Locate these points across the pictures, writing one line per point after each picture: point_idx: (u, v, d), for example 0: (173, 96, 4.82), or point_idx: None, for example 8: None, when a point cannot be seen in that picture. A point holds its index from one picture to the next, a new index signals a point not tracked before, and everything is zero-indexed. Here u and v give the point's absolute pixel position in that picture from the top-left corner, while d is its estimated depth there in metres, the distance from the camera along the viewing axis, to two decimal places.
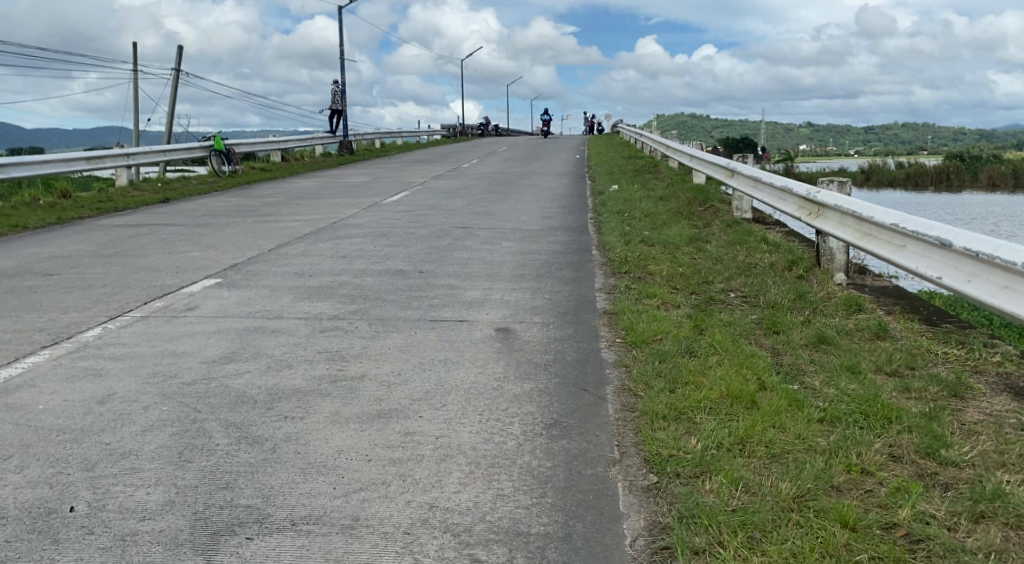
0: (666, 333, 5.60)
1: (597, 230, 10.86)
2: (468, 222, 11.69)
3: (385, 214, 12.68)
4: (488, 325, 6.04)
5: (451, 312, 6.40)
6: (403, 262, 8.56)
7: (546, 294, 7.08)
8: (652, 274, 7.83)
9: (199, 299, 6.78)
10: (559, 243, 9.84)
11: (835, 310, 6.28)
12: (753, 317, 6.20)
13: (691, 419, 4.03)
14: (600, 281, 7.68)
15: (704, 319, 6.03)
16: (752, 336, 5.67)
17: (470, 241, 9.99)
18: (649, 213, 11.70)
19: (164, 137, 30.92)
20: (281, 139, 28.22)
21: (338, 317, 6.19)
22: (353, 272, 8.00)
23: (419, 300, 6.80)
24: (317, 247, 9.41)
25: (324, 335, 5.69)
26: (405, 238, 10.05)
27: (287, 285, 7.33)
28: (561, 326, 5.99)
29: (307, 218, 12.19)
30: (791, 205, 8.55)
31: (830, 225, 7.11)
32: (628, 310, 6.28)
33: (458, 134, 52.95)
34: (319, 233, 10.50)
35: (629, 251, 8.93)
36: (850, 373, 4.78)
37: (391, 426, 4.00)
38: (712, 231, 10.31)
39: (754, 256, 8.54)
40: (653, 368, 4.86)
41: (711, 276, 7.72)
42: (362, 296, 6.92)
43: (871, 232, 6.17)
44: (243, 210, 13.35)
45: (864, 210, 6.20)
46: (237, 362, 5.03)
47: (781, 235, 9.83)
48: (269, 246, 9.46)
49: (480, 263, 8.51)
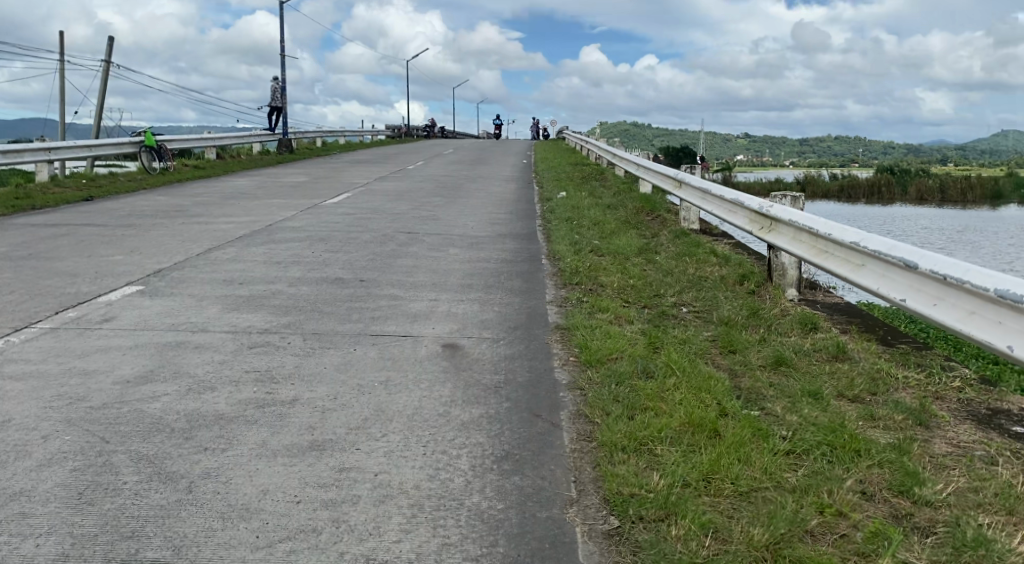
0: (621, 352, 5.31)
1: (546, 238, 10.58)
2: (412, 226, 11.29)
3: (324, 217, 12.19)
4: (433, 340, 5.69)
5: (393, 326, 6.03)
6: (342, 269, 8.14)
7: (494, 307, 6.75)
8: (603, 287, 7.57)
9: (118, 309, 6.26)
10: (506, 251, 9.53)
11: (790, 328, 6.07)
12: (708, 335, 5.95)
13: (651, 451, 3.72)
14: (550, 293, 7.39)
15: (659, 336, 5.76)
16: (708, 356, 5.41)
17: (414, 247, 9.61)
18: (598, 222, 11.48)
19: (92, 130, 29.66)
20: (217, 135, 27.31)
21: (269, 332, 5.76)
22: (288, 280, 7.56)
23: (358, 312, 6.41)
24: (250, 252, 8.91)
25: (254, 352, 5.27)
26: (345, 244, 9.61)
27: (215, 294, 6.85)
28: (510, 343, 5.66)
29: (240, 220, 11.63)
30: (742, 218, 8.38)
31: (784, 240, 6.93)
32: (580, 325, 5.98)
33: (401, 135, 52.26)
34: (253, 237, 9.98)
35: (578, 261, 8.68)
36: (811, 398, 4.53)
37: (325, 461, 3.63)
38: (662, 242, 10.13)
39: (705, 269, 8.36)
40: (609, 392, 4.55)
41: (663, 289, 7.50)
42: (297, 307, 6.50)
43: (827, 249, 5.99)
44: (173, 210, 12.70)
45: (821, 226, 6.02)
46: (155, 383, 4.58)
47: (729, 247, 9.70)
48: (198, 250, 8.92)
49: (424, 272, 8.13)
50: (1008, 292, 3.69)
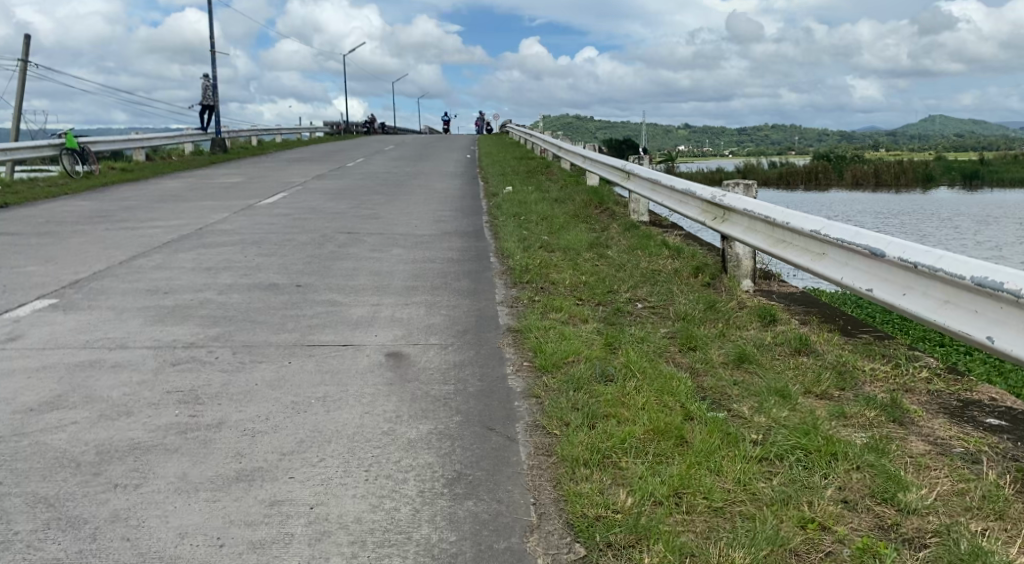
0: (577, 355, 5.00)
1: (493, 235, 10.25)
2: (352, 226, 10.84)
3: (259, 219, 11.65)
4: (376, 349, 5.30)
5: (331, 335, 5.62)
6: (277, 274, 7.67)
7: (441, 310, 6.39)
8: (554, 284, 7.26)
9: (27, 326, 5.73)
10: (452, 250, 9.16)
11: (749, 322, 5.83)
12: (667, 333, 5.67)
13: (617, 465, 3.41)
14: (499, 292, 7.06)
15: (615, 336, 5.47)
16: (667, 355, 5.14)
17: (355, 248, 9.18)
18: (545, 217, 11.19)
19: (12, 135, 28.32)
20: (147, 136, 26.29)
21: (195, 346, 5.31)
22: (218, 287, 7.07)
23: (294, 321, 5.98)
24: (177, 259, 8.37)
25: (178, 369, 4.81)
26: (280, 247, 9.13)
27: (137, 306, 6.35)
28: (460, 348, 5.31)
29: (168, 224, 11.02)
30: (693, 209, 8.14)
31: (738, 230, 6.70)
32: (533, 327, 5.66)
33: (340, 133, 51.29)
34: (181, 242, 9.43)
35: (527, 258, 8.36)
36: (779, 398, 4.26)
37: (253, 494, 3.23)
38: (611, 235, 9.89)
39: (657, 262, 8.10)
40: (568, 400, 4.22)
41: (616, 284, 7.22)
42: (227, 318, 6.04)
43: (785, 238, 5.76)
44: (97, 215, 12.01)
45: (778, 215, 5.78)
46: (62, 410, 4.11)
47: (680, 239, 9.48)
48: (120, 258, 8.35)
49: (365, 275, 7.71)
50: (986, 279, 3.45)
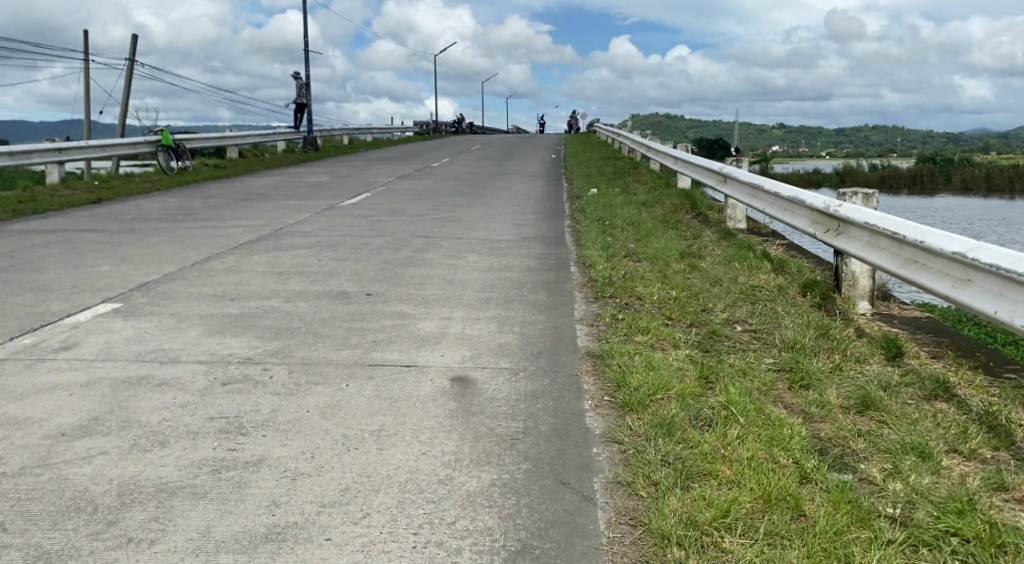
0: (667, 391, 4.35)
1: (576, 241, 9.63)
2: (431, 229, 10.40)
3: (338, 219, 11.37)
4: (441, 371, 4.78)
5: (396, 353, 5.13)
6: (348, 281, 7.26)
7: (516, 327, 5.83)
8: (642, 300, 6.61)
9: (83, 334, 5.44)
10: (533, 257, 8.62)
11: (870, 354, 5.06)
12: (772, 365, 4.96)
13: (718, 546, 2.78)
14: (580, 308, 6.46)
15: (711, 367, 4.80)
16: (774, 395, 4.44)
17: (431, 253, 8.74)
18: (632, 222, 10.51)
19: (115, 131, 29.26)
20: (241, 133, 26.75)
21: (251, 361, 4.91)
22: (285, 295, 6.69)
23: (358, 335, 5.52)
24: (250, 261, 8.09)
25: (227, 389, 4.39)
26: (355, 251, 8.76)
27: (199, 314, 6.01)
28: (533, 375, 4.75)
29: (248, 224, 10.84)
30: (800, 219, 7.33)
31: (856, 246, 5.89)
32: (617, 352, 5.04)
33: (429, 132, 51.46)
34: (258, 243, 9.17)
35: (612, 268, 7.72)
36: (917, 461, 3.54)
37: (282, 560, 2.74)
38: (705, 244, 9.13)
39: (757, 276, 7.35)
40: (658, 449, 3.61)
41: (712, 302, 6.51)
42: (289, 329, 5.64)
43: (916, 258, 4.94)
44: (181, 213, 11.96)
45: (909, 232, 4.97)
46: (95, 436, 3.73)
47: (782, 250, 8.66)
48: (194, 260, 8.13)
49: (439, 284, 7.22)
50: None
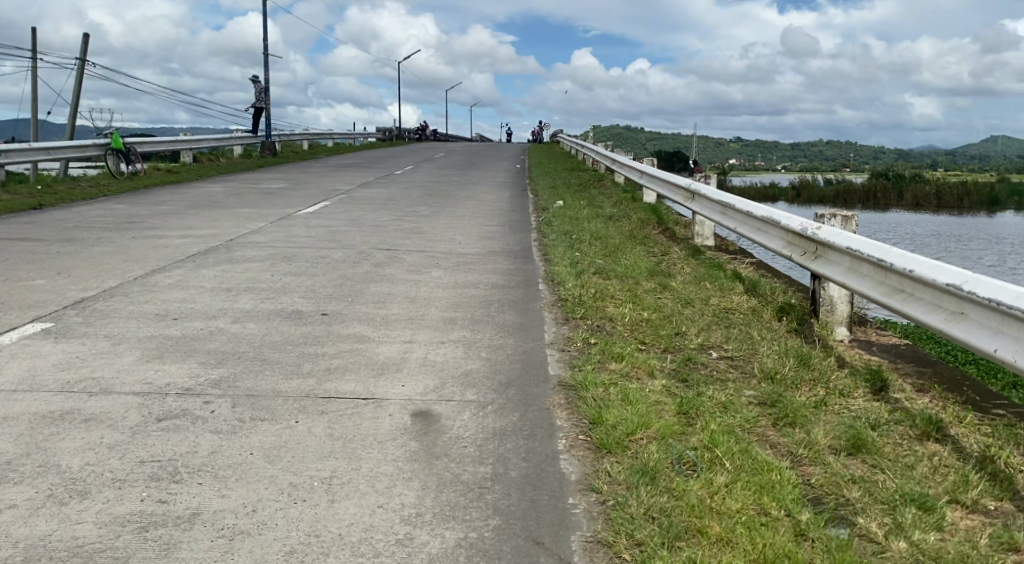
0: (646, 429, 4.03)
1: (542, 257, 9.31)
2: (392, 242, 10.00)
3: (294, 230, 10.90)
4: (401, 405, 4.41)
5: (352, 384, 4.74)
6: (302, 299, 6.84)
7: (482, 352, 5.48)
8: (613, 323, 6.30)
9: (6, 359, 4.96)
10: (498, 273, 8.28)
11: (855, 387, 4.80)
12: (752, 398, 4.67)
13: None
14: (549, 330, 6.14)
15: (691, 400, 4.49)
16: (758, 433, 4.15)
17: (392, 268, 8.34)
18: (600, 237, 10.22)
19: (64, 133, 28.26)
20: (196, 137, 25.99)
21: (192, 392, 4.48)
22: (233, 314, 6.25)
23: (311, 363, 5.12)
24: (198, 276, 7.62)
25: (161, 426, 3.96)
26: (311, 265, 8.33)
27: (137, 336, 5.55)
28: (501, 409, 4.40)
29: (199, 234, 10.33)
30: (775, 239, 7.08)
31: (837, 271, 5.65)
32: (591, 383, 4.71)
33: (391, 138, 50.91)
34: (207, 256, 8.68)
35: (582, 287, 7.40)
36: (919, 514, 3.26)
37: None
38: (675, 261, 8.87)
39: (730, 298, 7.09)
40: (640, 501, 3.29)
41: (685, 325, 6.23)
42: (236, 355, 5.22)
43: (903, 286, 4.70)
44: (127, 221, 11.39)
45: (896, 260, 4.73)
46: (5, 486, 3.29)
47: (753, 270, 8.43)
48: (137, 274, 7.63)
49: (399, 302, 6.83)
50: None
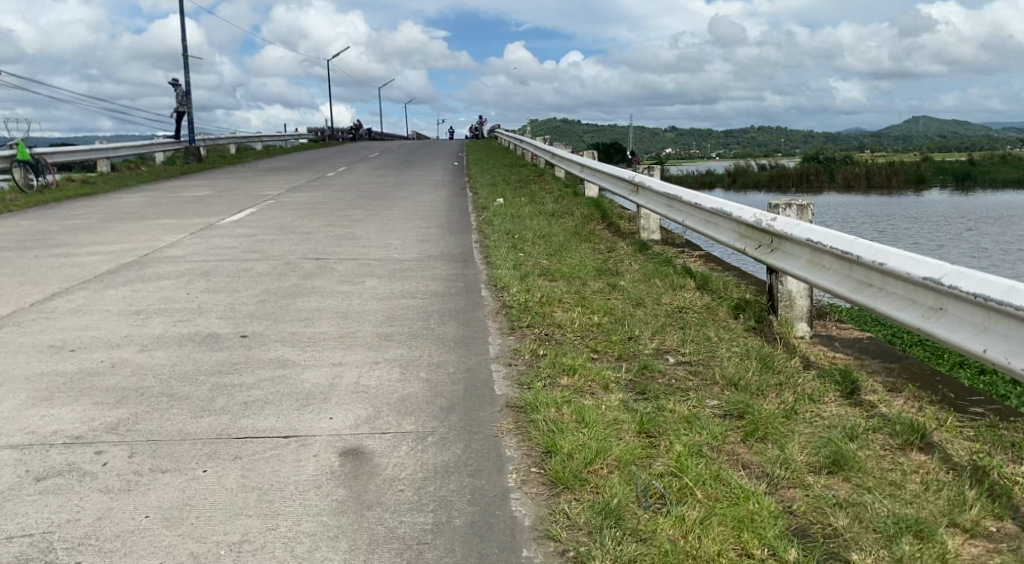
0: (607, 456, 3.57)
1: (483, 259, 8.83)
2: (322, 250, 9.40)
3: (217, 241, 10.20)
4: (328, 443, 3.87)
5: (273, 419, 4.18)
6: (221, 319, 6.23)
7: (421, 372, 4.98)
8: (561, 329, 5.86)
9: None
10: (437, 280, 7.77)
11: (825, 392, 4.44)
12: (716, 410, 4.26)
13: None
14: (494, 342, 5.66)
15: (653, 417, 4.05)
16: (729, 451, 3.73)
17: (322, 279, 7.77)
18: (542, 235, 9.79)
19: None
20: (115, 144, 24.75)
21: (84, 440, 3.88)
22: (140, 342, 5.62)
23: (226, 396, 4.54)
24: (105, 298, 6.94)
25: (39, 489, 3.35)
26: (234, 280, 7.70)
27: (26, 373, 4.88)
28: (443, 440, 3.91)
29: (111, 250, 9.55)
30: (726, 232, 6.72)
31: (796, 265, 5.29)
32: (542, 403, 4.24)
33: (324, 139, 49.84)
34: (117, 274, 7.97)
35: (526, 291, 6.94)
36: (917, 545, 2.88)
37: None
38: (621, 258, 8.49)
39: (683, 296, 6.71)
40: (605, 551, 2.84)
41: (638, 328, 5.81)
42: (141, 391, 4.61)
43: (872, 280, 4.35)
44: (32, 239, 10.52)
45: (863, 252, 4.38)
46: None
47: (702, 264, 8.09)
48: (34, 299, 6.90)
49: (328, 318, 6.27)
50: None
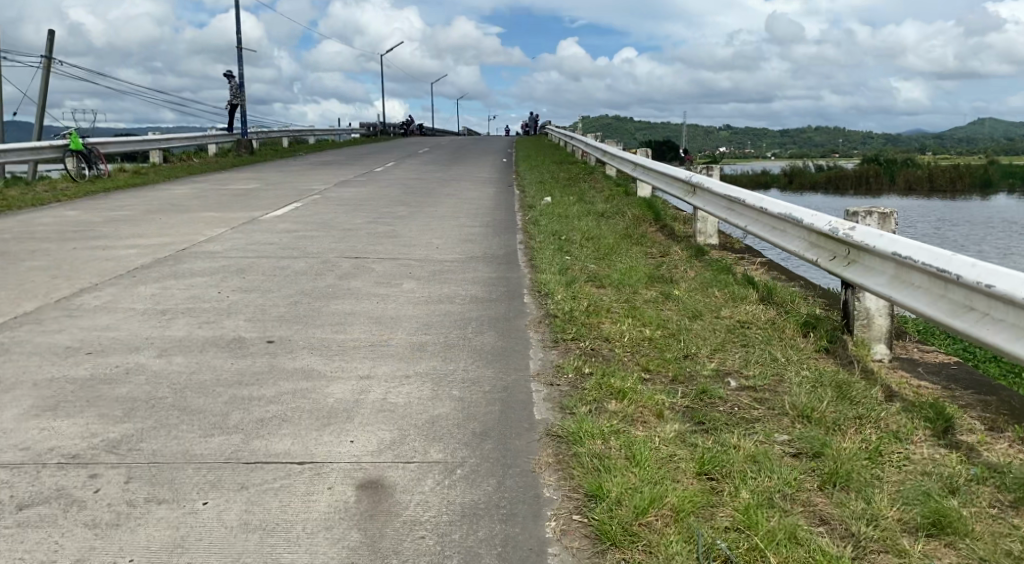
0: (664, 505, 3.08)
1: (528, 262, 8.36)
2: (362, 248, 9.04)
3: (256, 236, 9.90)
4: (345, 474, 3.44)
5: (288, 442, 3.76)
6: (248, 323, 5.87)
7: (455, 389, 4.53)
8: (610, 343, 5.35)
9: None
10: (479, 284, 7.33)
11: (915, 430, 3.86)
12: (786, 448, 3.73)
13: None
14: (536, 356, 5.19)
15: (714, 456, 3.53)
16: (806, 503, 3.20)
17: (358, 280, 7.38)
18: (592, 236, 9.27)
19: (30, 132, 27.00)
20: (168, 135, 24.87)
21: (79, 461, 3.51)
22: (161, 346, 5.27)
23: (241, 412, 4.13)
24: (133, 296, 6.64)
25: (18, 521, 2.99)
26: (268, 279, 7.35)
27: (35, 379, 4.56)
28: (474, 474, 3.45)
29: (148, 243, 9.31)
30: (794, 240, 6.13)
31: (879, 282, 4.70)
32: (587, 434, 3.75)
33: (376, 133, 49.98)
34: (149, 270, 7.69)
35: (573, 298, 6.46)
36: None
37: None
38: (675, 264, 7.94)
39: (744, 309, 6.14)
40: None
41: (694, 346, 5.27)
42: (151, 403, 4.24)
43: (974, 304, 3.76)
44: (72, 230, 10.36)
45: (964, 271, 3.79)
46: None
47: (765, 273, 7.51)
48: (61, 295, 6.63)
49: (361, 324, 5.86)
50: None
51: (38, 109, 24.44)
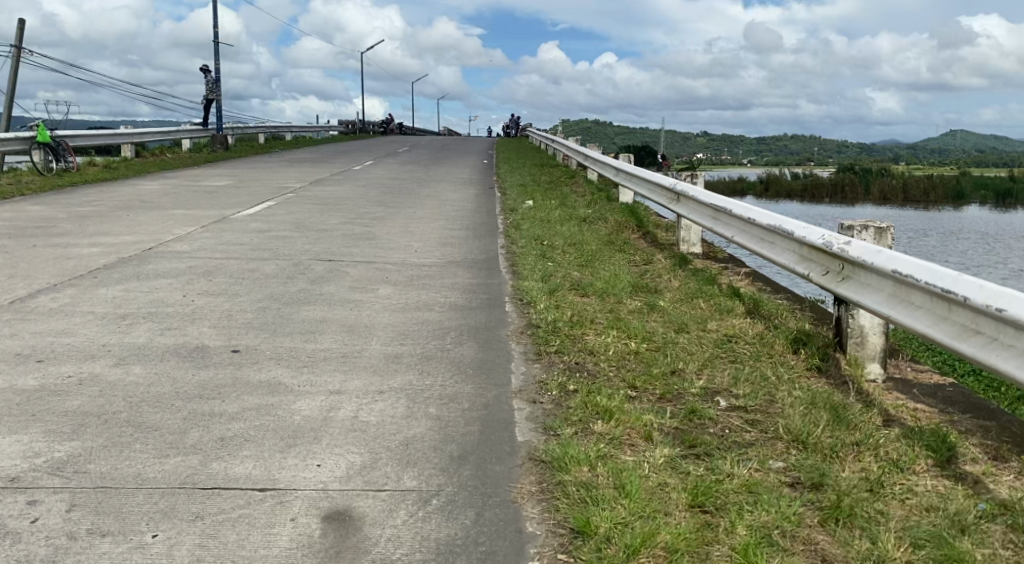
0: (657, 544, 2.84)
1: (509, 268, 8.11)
2: (336, 250, 8.74)
3: (228, 236, 9.56)
4: (309, 503, 3.16)
5: (249, 465, 3.48)
6: (213, 329, 5.57)
7: (431, 406, 4.27)
8: (594, 357, 5.11)
9: None
10: (458, 290, 7.07)
11: (917, 459, 3.66)
12: (783, 477, 3.51)
13: None
14: (517, 369, 4.95)
15: (708, 486, 3.29)
16: (807, 541, 2.97)
17: (332, 284, 7.09)
18: (574, 243, 9.04)
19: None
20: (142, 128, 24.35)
21: (17, 486, 3.21)
22: (119, 353, 4.96)
23: (200, 429, 3.85)
24: (93, 298, 6.30)
25: None
26: (237, 282, 7.04)
27: None
28: (450, 504, 3.19)
29: (114, 242, 8.95)
30: (784, 252, 5.93)
31: (876, 299, 4.49)
32: (572, 459, 3.50)
33: (355, 131, 49.51)
34: (112, 271, 7.35)
35: (556, 308, 6.22)
36: None
37: None
38: (659, 273, 7.74)
39: (731, 322, 5.93)
40: None
41: (682, 361, 5.04)
42: (104, 418, 3.94)
43: (982, 328, 3.56)
44: (35, 225, 9.97)
45: (970, 292, 3.59)
46: None
47: (750, 284, 7.32)
48: (16, 295, 6.28)
49: (333, 333, 5.58)
50: None
51: (7, 99, 23.80)
